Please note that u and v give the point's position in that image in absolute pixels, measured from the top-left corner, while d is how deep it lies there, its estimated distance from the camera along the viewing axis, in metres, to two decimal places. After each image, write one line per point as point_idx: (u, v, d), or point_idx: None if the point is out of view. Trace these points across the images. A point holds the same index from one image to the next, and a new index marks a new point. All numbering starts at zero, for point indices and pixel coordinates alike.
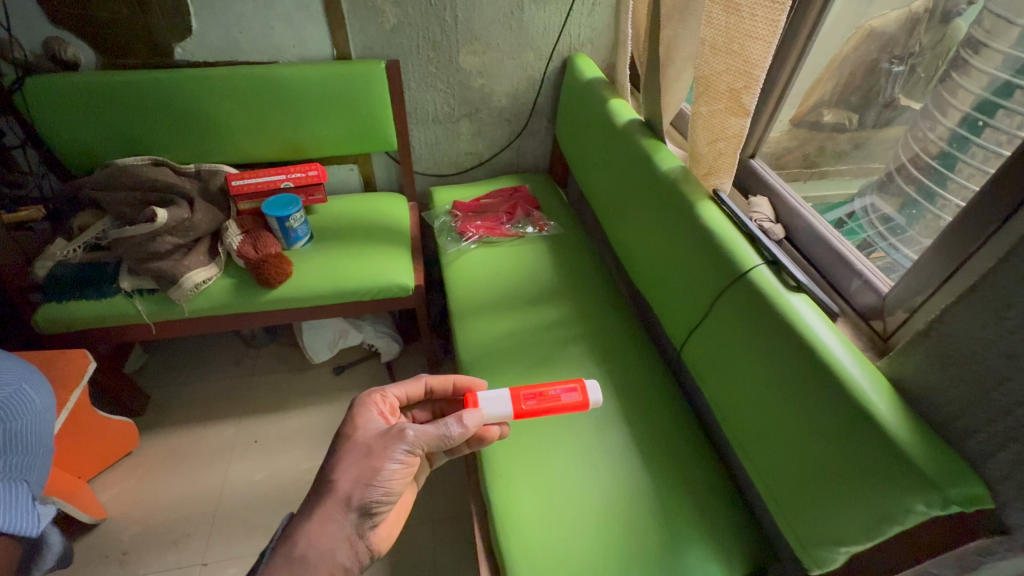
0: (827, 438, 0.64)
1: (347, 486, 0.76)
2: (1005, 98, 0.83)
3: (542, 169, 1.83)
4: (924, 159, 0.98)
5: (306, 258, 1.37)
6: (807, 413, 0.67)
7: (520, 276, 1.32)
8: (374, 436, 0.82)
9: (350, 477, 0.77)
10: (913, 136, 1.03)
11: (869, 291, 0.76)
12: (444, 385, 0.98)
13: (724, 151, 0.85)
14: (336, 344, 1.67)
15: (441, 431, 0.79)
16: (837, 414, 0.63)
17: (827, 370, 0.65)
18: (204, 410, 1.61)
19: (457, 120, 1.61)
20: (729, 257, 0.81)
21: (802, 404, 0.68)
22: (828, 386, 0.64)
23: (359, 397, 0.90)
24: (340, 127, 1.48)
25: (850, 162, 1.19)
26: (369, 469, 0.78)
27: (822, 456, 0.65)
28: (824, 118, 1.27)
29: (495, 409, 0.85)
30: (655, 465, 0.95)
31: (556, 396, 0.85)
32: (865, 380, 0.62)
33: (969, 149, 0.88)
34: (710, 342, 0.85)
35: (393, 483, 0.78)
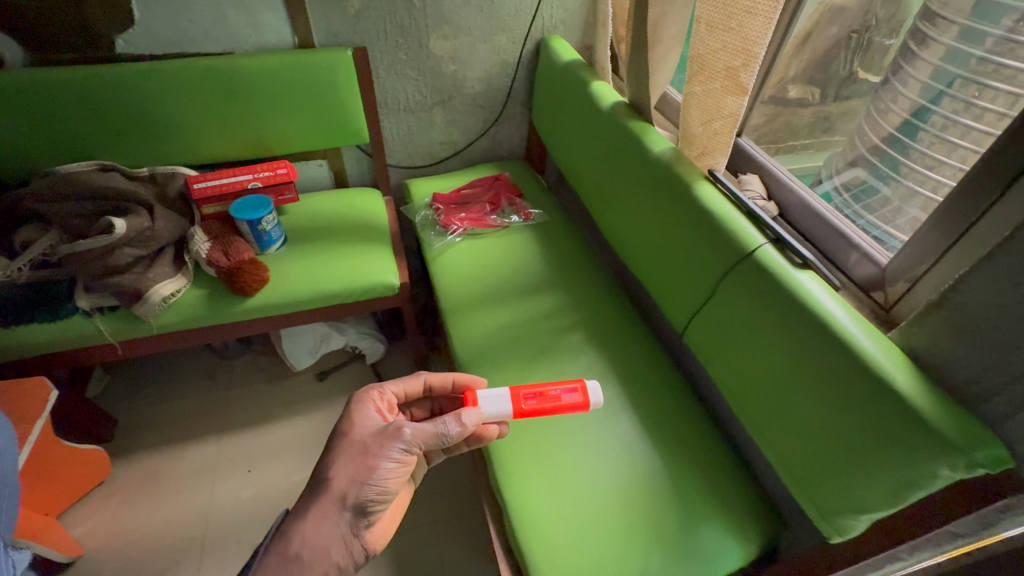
0: (847, 413, 0.65)
1: (342, 485, 0.75)
2: (962, 67, 0.88)
3: (518, 156, 1.80)
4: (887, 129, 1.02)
5: (282, 262, 1.30)
6: (824, 389, 0.68)
7: (511, 267, 1.29)
8: (371, 434, 0.80)
9: (345, 476, 0.76)
10: (875, 108, 1.08)
11: (868, 263, 0.78)
12: (445, 381, 0.95)
13: (719, 131, 0.84)
14: (318, 349, 1.60)
15: (438, 429, 0.77)
16: (856, 388, 0.64)
17: (842, 345, 0.66)
18: (179, 429, 1.51)
19: (429, 109, 1.55)
20: (733, 237, 0.81)
21: (819, 381, 0.68)
22: (845, 362, 0.65)
23: (357, 394, 0.88)
24: (307, 121, 1.40)
25: (810, 136, 1.26)
26: (364, 468, 0.76)
27: (842, 430, 0.66)
28: (790, 93, 1.28)
29: (495, 409, 0.82)
30: (665, 446, 0.95)
31: (557, 396, 0.81)
32: (882, 353, 0.63)
33: (932, 118, 0.93)
34: (716, 323, 0.85)
35: (389, 481, 0.76)
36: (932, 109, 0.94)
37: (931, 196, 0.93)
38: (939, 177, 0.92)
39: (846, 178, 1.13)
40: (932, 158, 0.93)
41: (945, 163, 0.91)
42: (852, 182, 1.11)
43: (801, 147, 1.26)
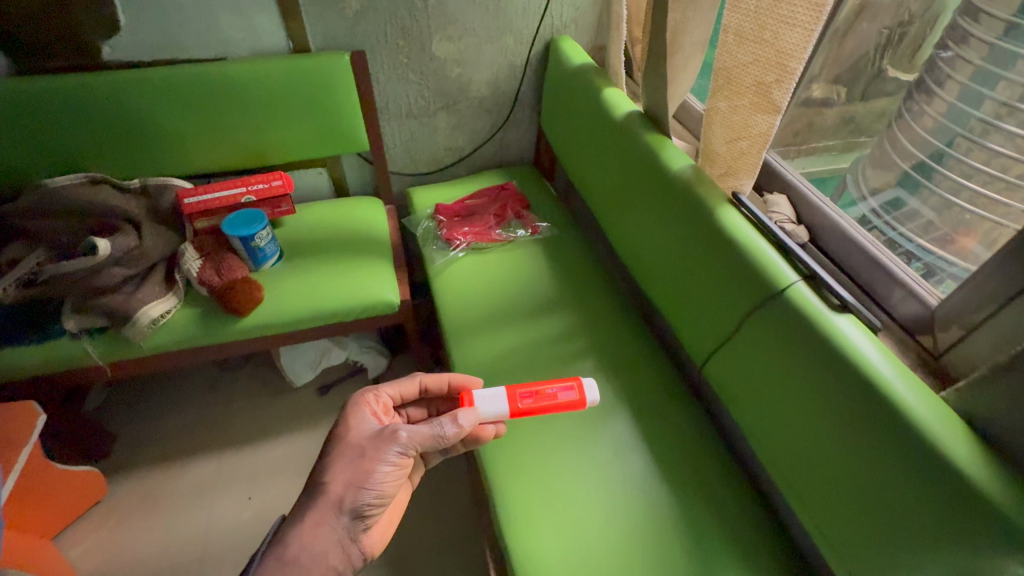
0: (896, 482, 0.58)
1: (339, 488, 0.74)
2: (1006, 68, 0.82)
3: (526, 161, 1.72)
4: (919, 133, 0.96)
5: (278, 279, 1.24)
6: (869, 452, 0.61)
7: (518, 285, 1.22)
8: (367, 438, 0.80)
9: (342, 479, 0.75)
10: (906, 109, 1.01)
11: (914, 301, 0.70)
12: (439, 383, 0.94)
13: (746, 151, 0.76)
14: (318, 364, 1.55)
15: (434, 431, 0.77)
16: (906, 458, 0.57)
17: (892, 405, 0.59)
18: (178, 444, 1.47)
19: (433, 113, 1.47)
20: (761, 272, 0.73)
21: (862, 442, 0.62)
22: (896, 425, 0.58)
23: (351, 397, 0.86)
24: (304, 129, 1.33)
25: (838, 136, 1.16)
26: (361, 469, 0.76)
27: (890, 500, 0.59)
28: (813, 92, 1.16)
29: (491, 409, 0.82)
30: (683, 489, 0.88)
31: (554, 395, 0.82)
32: (936, 420, 0.57)
33: (970, 123, 0.88)
34: (740, 363, 0.78)
35: (386, 483, 0.76)
36: (974, 113, 0.87)
37: (971, 205, 0.87)
38: (979, 186, 0.86)
39: (876, 180, 1.05)
40: (971, 164, 0.88)
41: (983, 170, 0.86)
42: (881, 187, 1.03)
43: (828, 147, 1.16)
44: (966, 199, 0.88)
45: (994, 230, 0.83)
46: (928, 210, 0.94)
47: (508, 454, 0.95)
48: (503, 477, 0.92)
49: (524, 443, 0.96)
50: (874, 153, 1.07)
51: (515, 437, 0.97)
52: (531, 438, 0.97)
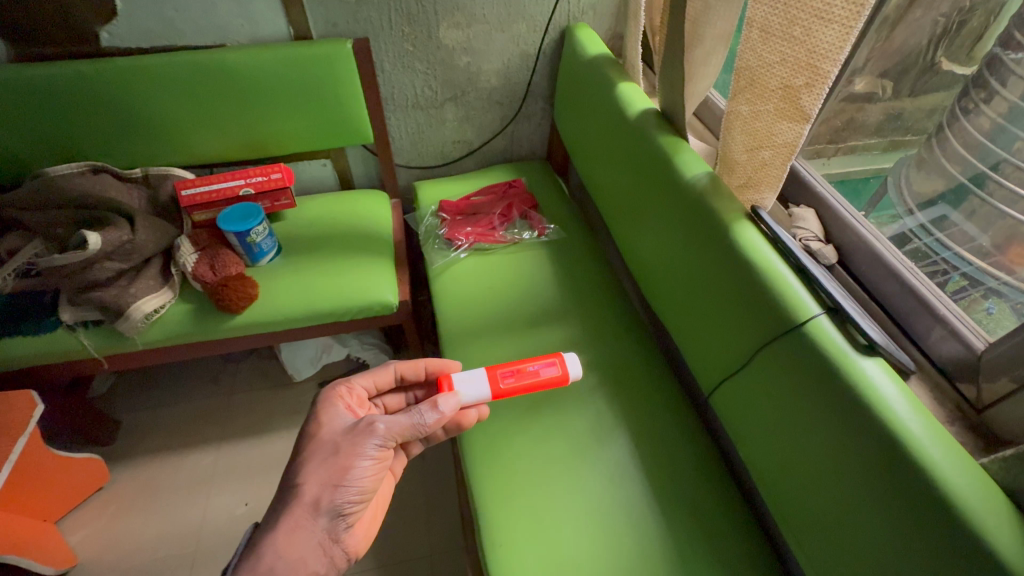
0: (921, 561, 0.52)
1: (316, 488, 0.69)
2: None
3: (539, 156, 1.64)
4: (973, 135, 0.86)
5: (274, 276, 1.21)
6: (892, 522, 0.54)
7: (519, 291, 1.16)
8: (341, 433, 0.74)
9: (317, 479, 0.70)
10: (959, 107, 0.89)
11: (955, 342, 0.61)
12: (416, 370, 0.89)
13: (767, 162, 0.68)
14: (319, 360, 1.54)
15: (414, 420, 0.71)
16: (932, 532, 0.51)
17: (923, 474, 0.52)
18: (181, 434, 1.48)
19: (440, 105, 1.41)
20: (778, 302, 0.65)
21: (885, 509, 0.55)
22: (927, 498, 0.51)
23: (322, 392, 0.81)
24: (305, 119, 1.29)
25: (881, 134, 1.05)
26: (337, 466, 0.70)
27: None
28: (855, 86, 1.05)
29: (471, 392, 0.77)
30: (682, 525, 0.82)
31: (535, 372, 0.78)
32: (971, 491, 0.50)
33: None
34: (748, 397, 0.71)
35: (367, 478, 0.71)
36: None
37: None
38: None
39: (920, 185, 0.95)
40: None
41: None
42: (925, 194, 0.94)
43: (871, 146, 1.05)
44: (1022, 210, 0.79)
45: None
46: (976, 220, 0.86)
47: (496, 475, 0.89)
48: (489, 501, 0.86)
49: (514, 463, 0.90)
50: (919, 156, 0.97)
51: (504, 457, 0.91)
52: (522, 458, 0.91)
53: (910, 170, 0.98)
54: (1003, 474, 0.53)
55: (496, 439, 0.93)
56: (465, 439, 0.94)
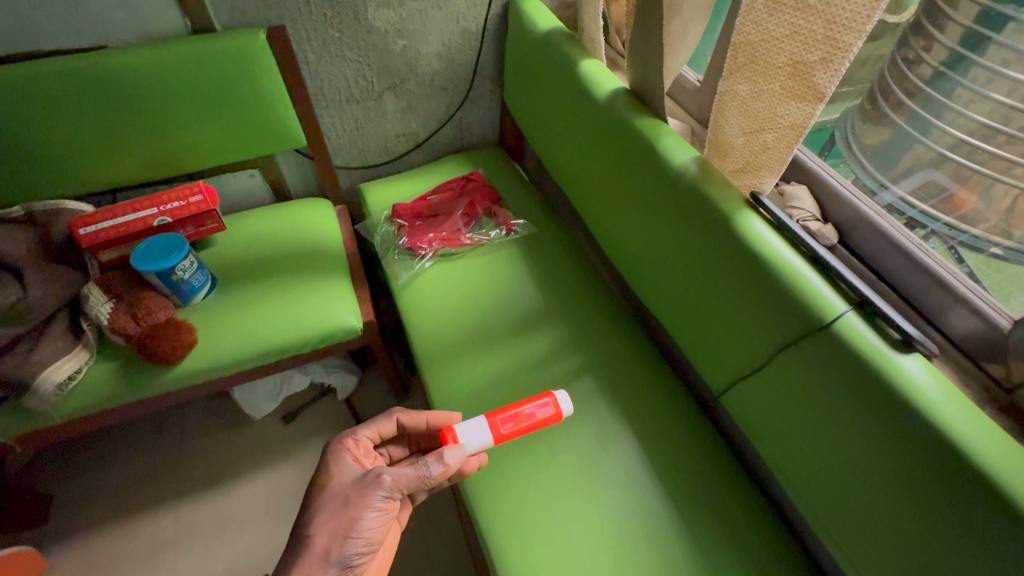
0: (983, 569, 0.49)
1: (326, 539, 0.63)
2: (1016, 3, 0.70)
3: (491, 142, 1.52)
4: (915, 83, 0.85)
5: (214, 313, 1.05)
6: (948, 530, 0.51)
7: (496, 296, 1.07)
8: (349, 482, 0.69)
9: (327, 528, 0.64)
10: (900, 56, 0.88)
11: (977, 322, 0.60)
12: (417, 424, 0.80)
13: (770, 145, 0.65)
14: (280, 392, 1.39)
15: (420, 472, 0.66)
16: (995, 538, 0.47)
17: (986, 483, 0.48)
18: (130, 498, 1.30)
19: (378, 96, 1.26)
20: (799, 300, 0.61)
21: (934, 513, 0.52)
22: (989, 506, 0.47)
23: (328, 445, 0.75)
24: (223, 126, 1.11)
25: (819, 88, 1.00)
26: (347, 516, 0.65)
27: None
28: None
29: (474, 442, 0.71)
30: (705, 528, 0.78)
31: (531, 415, 0.73)
32: None
33: (971, 70, 0.77)
34: (769, 399, 0.67)
35: (375, 530, 0.65)
36: (973, 57, 0.76)
37: (968, 161, 0.79)
38: (977, 139, 0.78)
39: (867, 138, 0.94)
40: (971, 117, 0.78)
41: (982, 123, 0.77)
42: (872, 146, 0.93)
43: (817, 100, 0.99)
44: (963, 154, 0.79)
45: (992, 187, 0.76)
46: (921, 168, 0.85)
47: (505, 509, 0.81)
48: (502, 542, 0.78)
49: (521, 492, 0.83)
50: (863, 107, 0.95)
51: (511, 486, 0.83)
52: (530, 485, 0.83)
53: (853, 121, 0.97)
54: None
55: (498, 468, 0.86)
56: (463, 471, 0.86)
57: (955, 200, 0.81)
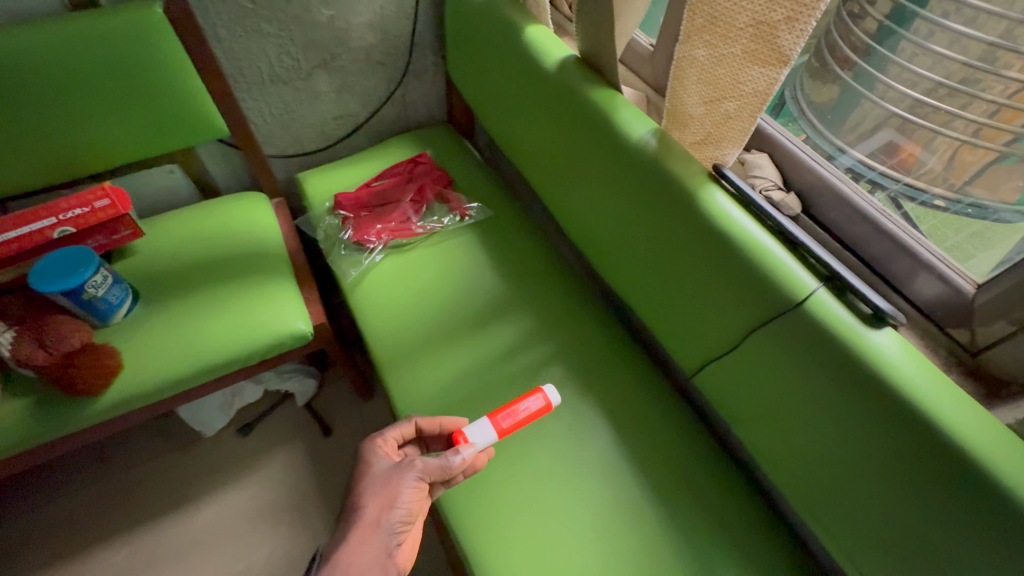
0: (961, 538, 0.49)
1: (371, 515, 0.63)
2: None
3: (437, 119, 1.43)
4: (862, 38, 0.82)
5: (141, 330, 0.94)
6: (927, 504, 0.51)
7: (456, 287, 1.01)
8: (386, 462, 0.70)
9: (373, 498, 0.65)
10: (846, 11, 0.86)
11: (943, 287, 0.61)
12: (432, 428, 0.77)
13: (731, 114, 0.62)
14: (231, 406, 1.32)
15: (443, 461, 0.66)
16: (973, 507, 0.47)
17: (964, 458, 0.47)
18: (74, 535, 1.19)
19: (308, 74, 1.14)
20: (770, 279, 0.58)
21: (913, 486, 0.51)
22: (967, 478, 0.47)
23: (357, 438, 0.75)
24: (129, 116, 0.97)
25: None
26: (387, 492, 0.65)
27: (955, 556, 0.50)
28: None
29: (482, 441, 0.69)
30: (685, 507, 0.78)
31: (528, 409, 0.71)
32: (1009, 463, 0.46)
33: (914, 23, 0.75)
34: (743, 378, 0.66)
35: (413, 508, 0.66)
36: (918, 8, 0.74)
37: (912, 116, 0.78)
38: (920, 94, 0.76)
39: (817, 97, 0.92)
40: (915, 71, 0.76)
41: (927, 78, 0.75)
42: (822, 105, 0.91)
43: None
44: (908, 109, 0.78)
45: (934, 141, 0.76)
46: (870, 127, 0.84)
47: (483, 515, 0.77)
48: (482, 550, 0.75)
49: (498, 495, 0.79)
50: (811, 64, 0.92)
51: (488, 489, 0.80)
52: (507, 486, 0.80)
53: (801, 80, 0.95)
54: None
55: (471, 471, 0.82)
56: None
57: (902, 157, 0.81)
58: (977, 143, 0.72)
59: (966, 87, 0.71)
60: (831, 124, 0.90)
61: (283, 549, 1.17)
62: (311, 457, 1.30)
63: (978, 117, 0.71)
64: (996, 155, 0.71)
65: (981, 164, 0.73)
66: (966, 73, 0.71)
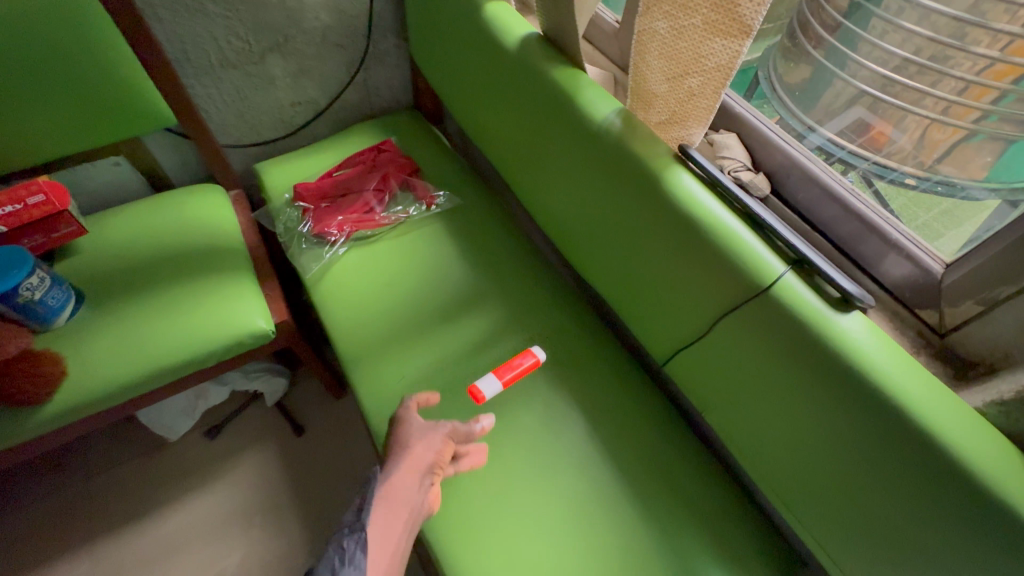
0: (931, 522, 0.48)
1: (416, 453, 0.69)
2: None
3: (404, 105, 1.37)
4: (832, 14, 0.81)
5: (87, 333, 0.89)
6: (897, 488, 0.50)
7: (424, 279, 0.98)
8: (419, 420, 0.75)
9: (417, 442, 0.71)
10: None
11: (911, 267, 0.60)
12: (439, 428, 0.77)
13: (696, 91, 0.60)
14: (196, 408, 1.27)
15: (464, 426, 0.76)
16: (943, 491, 0.47)
17: (933, 440, 0.46)
18: (32, 550, 1.13)
19: (261, 58, 1.07)
20: (737, 264, 0.56)
21: (882, 471, 0.50)
22: (936, 462, 0.46)
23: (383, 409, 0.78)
24: (63, 105, 0.90)
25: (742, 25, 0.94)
26: (427, 440, 0.71)
27: (926, 541, 0.49)
28: None
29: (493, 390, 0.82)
30: (658, 496, 0.76)
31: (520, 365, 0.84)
32: (975, 447, 0.45)
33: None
34: (713, 366, 0.64)
35: (445, 463, 0.72)
36: None
37: (883, 94, 0.77)
38: (891, 72, 0.75)
39: (789, 76, 0.90)
40: (885, 48, 0.75)
41: (897, 55, 0.74)
42: (794, 84, 0.89)
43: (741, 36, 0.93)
44: (879, 87, 0.77)
45: (905, 120, 0.75)
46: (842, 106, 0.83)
47: (454, 514, 0.75)
48: (453, 551, 0.72)
49: (469, 493, 0.76)
50: (784, 44, 0.90)
51: (458, 487, 0.77)
52: (478, 483, 0.77)
53: (773, 59, 0.94)
54: (1001, 419, 0.50)
55: (440, 469, 0.79)
56: None
57: (872, 136, 0.79)
58: (947, 121, 0.71)
59: (935, 64, 0.70)
60: (801, 103, 0.88)
61: (256, 554, 1.14)
62: (282, 458, 1.26)
63: (947, 94, 0.70)
64: (965, 133, 0.70)
65: (949, 143, 0.72)
66: (935, 49, 0.69)
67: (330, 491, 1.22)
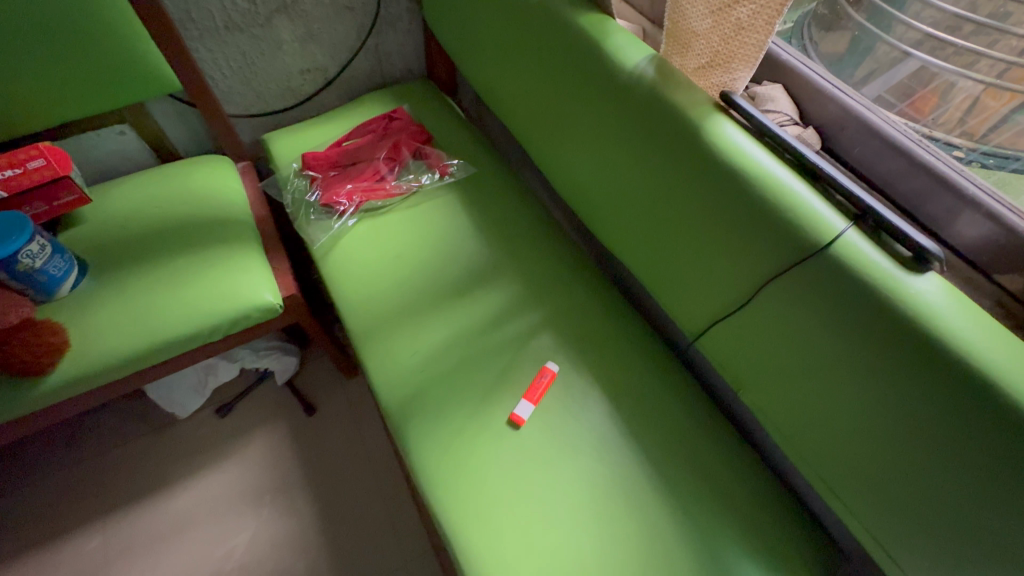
0: (1011, 512, 0.42)
1: None
2: None
3: (416, 75, 1.32)
4: None
5: (90, 304, 0.86)
6: (974, 477, 0.44)
7: (439, 250, 0.93)
8: None
9: None
10: None
11: (990, 225, 0.53)
12: None
13: (744, 26, 0.54)
14: (206, 385, 1.25)
15: None
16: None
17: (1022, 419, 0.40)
18: (45, 525, 1.13)
19: (267, 20, 1.02)
20: (789, 221, 0.51)
21: (956, 454, 0.44)
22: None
23: None
24: (61, 68, 0.86)
25: None
26: None
27: (1004, 532, 0.43)
28: None
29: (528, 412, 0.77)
30: (686, 482, 0.71)
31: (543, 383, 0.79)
32: None
33: None
34: (753, 340, 0.58)
35: None
36: None
37: (931, 58, 0.70)
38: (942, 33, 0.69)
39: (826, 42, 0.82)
40: (939, 7, 0.69)
41: (950, 12, 0.68)
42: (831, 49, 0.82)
43: None
44: (928, 49, 0.70)
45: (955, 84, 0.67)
46: (883, 72, 0.75)
47: (468, 497, 0.71)
48: (467, 536, 0.68)
49: (482, 475, 0.72)
50: (819, 14, 0.83)
51: (472, 468, 0.73)
52: (492, 464, 0.73)
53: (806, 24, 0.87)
54: None
55: (453, 448, 0.74)
56: (416, 454, 0.75)
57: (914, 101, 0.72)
58: (1003, 85, 0.63)
59: (994, 22, 0.64)
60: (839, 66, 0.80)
61: (266, 534, 1.12)
62: (293, 438, 1.24)
63: (1005, 55, 0.63)
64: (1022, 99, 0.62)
65: (1002, 113, 0.64)
66: (994, 6, 0.65)
67: (341, 471, 1.19)
